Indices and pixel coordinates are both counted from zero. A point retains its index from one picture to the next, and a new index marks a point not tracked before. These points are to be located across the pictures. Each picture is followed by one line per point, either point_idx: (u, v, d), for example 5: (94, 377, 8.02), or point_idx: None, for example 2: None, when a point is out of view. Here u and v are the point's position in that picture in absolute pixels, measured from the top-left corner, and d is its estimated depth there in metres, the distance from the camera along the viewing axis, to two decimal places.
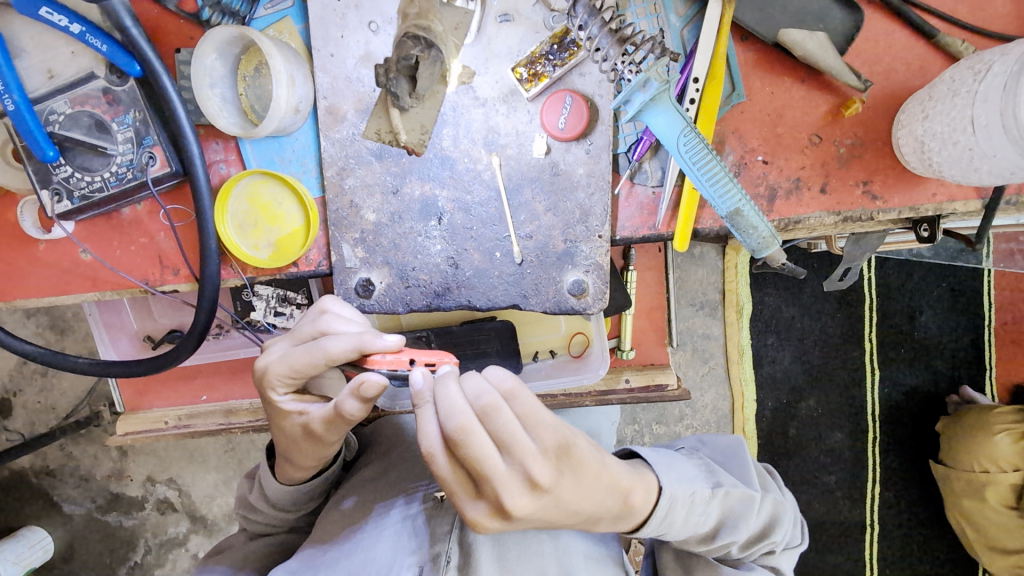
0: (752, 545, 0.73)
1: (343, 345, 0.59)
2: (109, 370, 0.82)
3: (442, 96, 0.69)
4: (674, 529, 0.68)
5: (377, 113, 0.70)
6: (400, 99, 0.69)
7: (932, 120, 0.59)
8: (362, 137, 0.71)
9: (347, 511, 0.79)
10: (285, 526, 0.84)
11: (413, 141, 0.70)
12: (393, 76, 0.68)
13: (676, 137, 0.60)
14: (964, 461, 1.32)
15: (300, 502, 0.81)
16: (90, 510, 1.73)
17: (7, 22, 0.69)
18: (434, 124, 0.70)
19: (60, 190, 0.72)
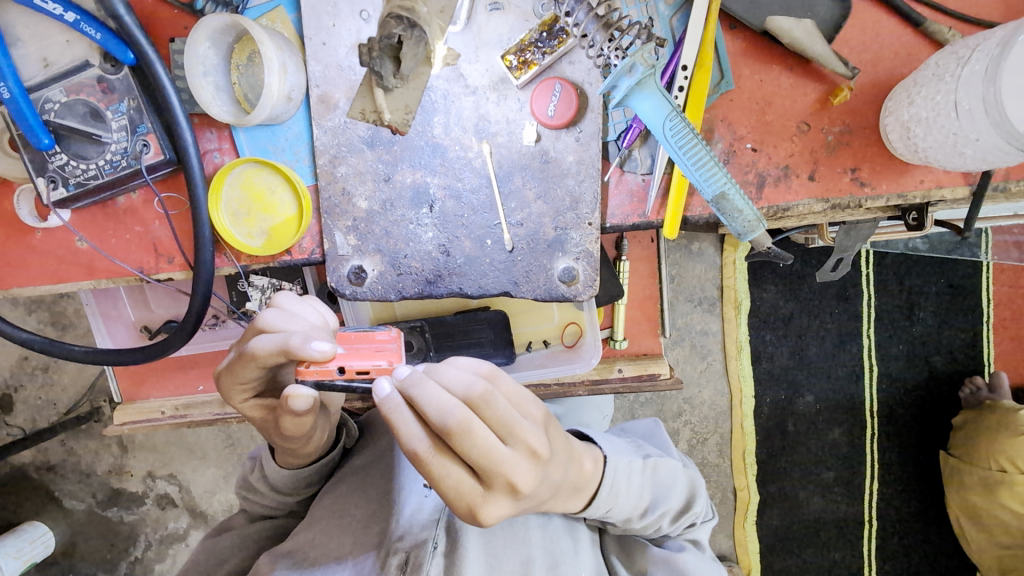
0: (682, 517, 0.79)
1: (268, 347, 0.58)
2: (105, 359, 0.83)
3: (426, 78, 0.70)
4: (618, 505, 0.72)
5: (362, 92, 0.70)
6: (385, 79, 0.69)
7: (917, 105, 0.60)
8: (348, 118, 0.71)
9: (339, 496, 0.80)
10: (286, 508, 0.85)
11: (397, 120, 0.71)
12: (377, 56, 0.68)
13: (662, 122, 0.61)
14: (982, 458, 1.33)
15: (300, 485, 0.82)
16: (91, 505, 1.74)
17: (3, 12, 0.70)
18: (418, 106, 0.70)
19: (55, 177, 0.72)
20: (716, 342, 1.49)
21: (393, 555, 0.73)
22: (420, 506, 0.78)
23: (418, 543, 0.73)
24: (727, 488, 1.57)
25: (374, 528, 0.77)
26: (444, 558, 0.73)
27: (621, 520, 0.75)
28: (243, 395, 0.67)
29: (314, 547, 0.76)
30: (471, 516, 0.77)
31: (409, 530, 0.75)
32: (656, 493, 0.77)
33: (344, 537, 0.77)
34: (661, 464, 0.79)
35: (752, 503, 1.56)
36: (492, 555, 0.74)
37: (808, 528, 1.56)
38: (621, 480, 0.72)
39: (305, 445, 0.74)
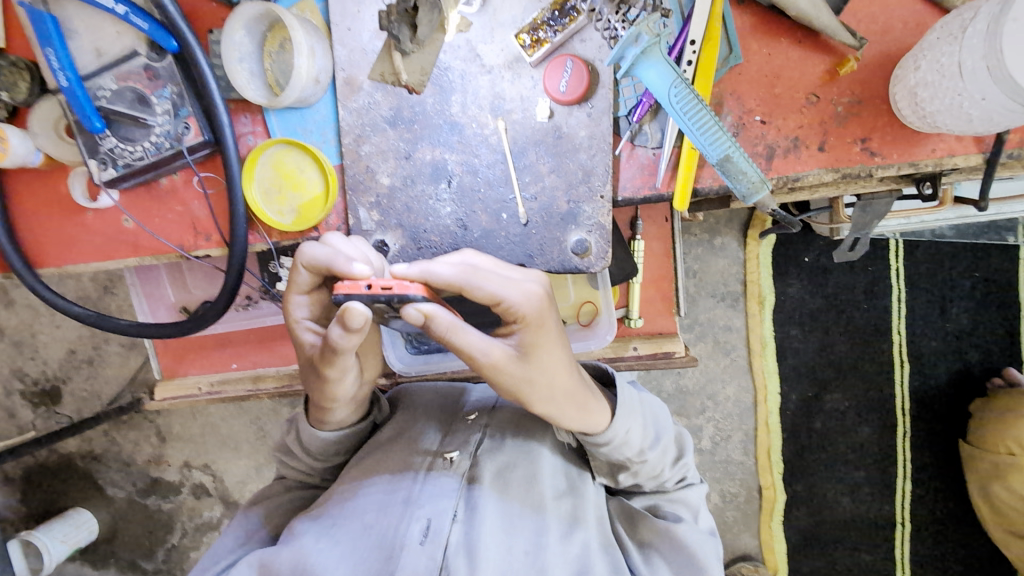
0: (678, 463, 0.84)
1: (318, 254, 0.64)
2: (148, 332, 0.89)
3: (442, 43, 0.74)
4: (634, 425, 0.77)
5: (382, 57, 0.75)
6: (402, 44, 0.73)
7: (922, 70, 0.60)
8: (367, 78, 0.75)
9: (365, 467, 0.81)
10: (318, 472, 0.89)
11: (414, 81, 0.74)
12: (395, 21, 0.72)
13: (668, 89, 0.63)
14: (990, 443, 1.33)
15: (331, 450, 0.85)
16: (132, 493, 1.83)
17: (61, 8, 0.77)
18: (433, 67, 0.74)
19: (106, 159, 0.79)
20: (738, 337, 1.49)
21: (415, 521, 0.73)
22: (442, 478, 0.78)
23: (438, 513, 0.74)
24: (753, 486, 1.56)
25: (395, 497, 0.76)
26: (464, 524, 0.74)
27: (633, 453, 0.78)
28: (304, 316, 0.69)
29: (340, 515, 0.76)
30: (489, 488, 0.78)
31: (432, 500, 0.75)
32: (658, 430, 0.82)
33: (368, 504, 0.76)
34: (654, 405, 0.85)
35: (778, 502, 1.54)
36: (510, 526, 0.76)
37: (837, 528, 1.54)
38: (626, 397, 0.78)
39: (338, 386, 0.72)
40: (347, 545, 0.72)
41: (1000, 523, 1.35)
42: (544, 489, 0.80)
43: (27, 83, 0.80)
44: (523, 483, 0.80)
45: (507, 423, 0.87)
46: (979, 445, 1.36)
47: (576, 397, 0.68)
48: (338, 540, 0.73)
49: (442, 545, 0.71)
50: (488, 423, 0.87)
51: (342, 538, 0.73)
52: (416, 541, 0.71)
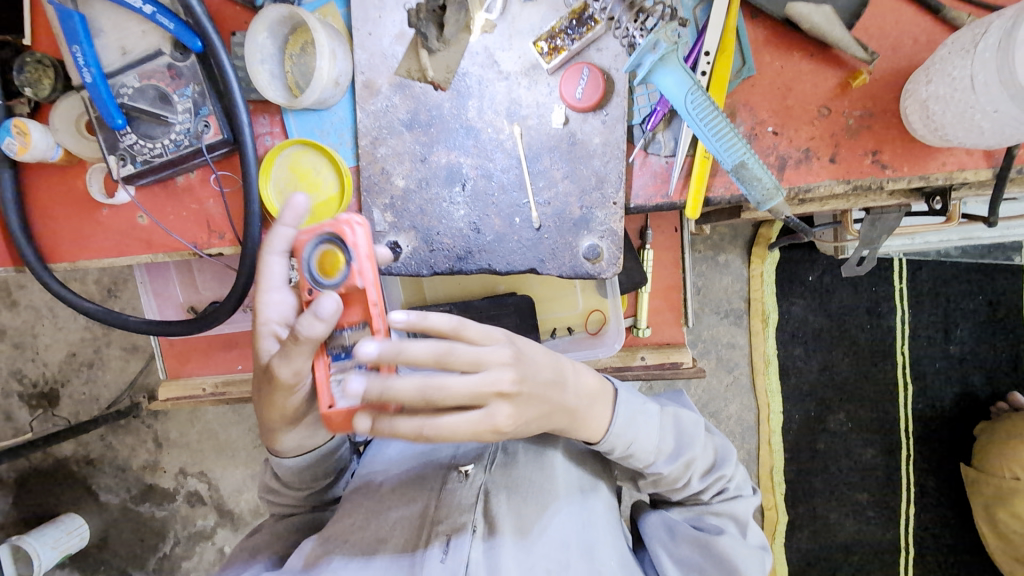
0: (711, 475, 0.81)
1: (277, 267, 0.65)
2: (158, 329, 0.90)
3: (466, 43, 0.75)
4: (640, 437, 0.76)
5: (408, 54, 0.76)
6: (429, 41, 0.75)
7: (935, 83, 0.62)
8: (395, 74, 0.76)
9: (378, 482, 0.81)
10: (306, 503, 0.86)
11: (440, 78, 0.76)
12: (424, 19, 0.74)
13: (684, 95, 0.64)
14: (995, 467, 1.32)
15: (310, 479, 0.83)
16: (125, 500, 1.81)
17: (89, 6, 0.78)
18: (459, 64, 0.75)
19: (125, 155, 0.80)
20: (742, 355, 1.49)
21: (435, 538, 0.73)
22: (457, 493, 0.77)
23: (458, 529, 0.74)
24: (754, 506, 1.54)
25: (415, 513, 0.77)
26: (485, 542, 0.74)
27: (646, 464, 0.77)
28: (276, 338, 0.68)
29: (354, 529, 0.77)
30: (504, 503, 0.77)
31: (450, 516, 0.75)
32: (681, 441, 0.80)
33: (386, 520, 0.77)
34: (681, 414, 0.82)
35: (780, 524, 1.52)
36: (529, 541, 0.75)
37: (839, 552, 1.52)
38: (634, 408, 0.76)
39: (289, 409, 0.71)
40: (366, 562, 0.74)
41: (1006, 550, 1.33)
42: (558, 502, 0.78)
43: (51, 80, 0.82)
44: (536, 496, 0.78)
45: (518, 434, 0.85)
46: (984, 469, 1.34)
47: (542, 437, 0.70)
48: (357, 557, 0.74)
49: (462, 562, 0.72)
50: None
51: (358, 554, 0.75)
52: (436, 559, 0.72)
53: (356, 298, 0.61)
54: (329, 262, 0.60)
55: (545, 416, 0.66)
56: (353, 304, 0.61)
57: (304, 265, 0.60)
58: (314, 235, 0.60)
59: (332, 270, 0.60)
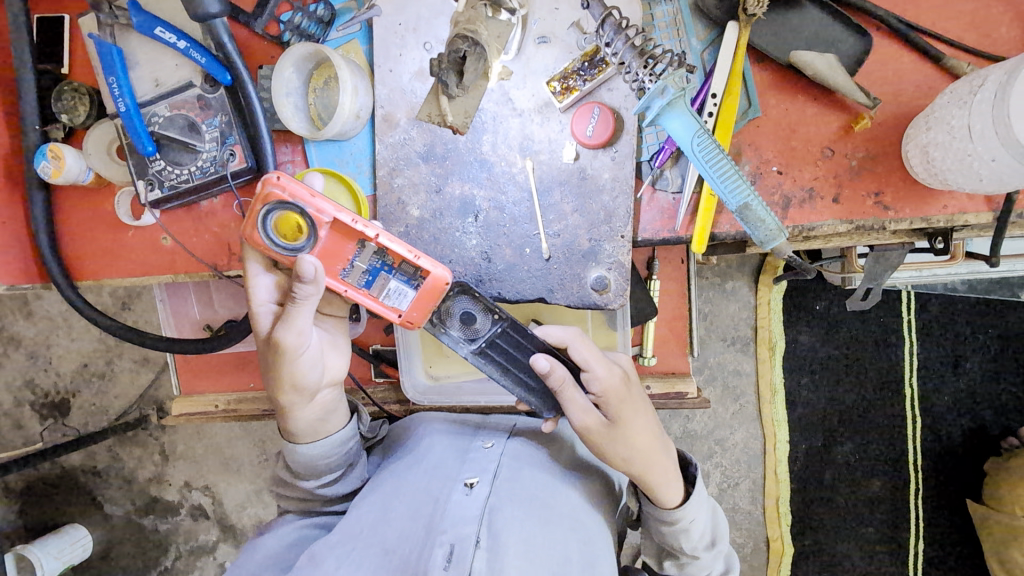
0: None
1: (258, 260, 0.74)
2: (175, 347, 0.93)
3: (485, 90, 0.77)
4: (699, 519, 0.80)
5: (428, 99, 0.79)
6: (449, 89, 0.76)
7: (934, 130, 0.64)
8: (413, 118, 0.80)
9: (385, 494, 0.80)
10: (317, 497, 0.85)
11: (458, 123, 0.78)
12: (445, 68, 0.75)
13: (691, 138, 0.67)
14: (1006, 505, 1.31)
15: (322, 469, 0.82)
16: (130, 511, 1.82)
17: (126, 40, 0.83)
18: (477, 111, 0.78)
19: (153, 180, 0.83)
20: (748, 383, 1.49)
21: (438, 547, 0.70)
22: (461, 505, 0.75)
23: (462, 538, 0.71)
24: (759, 537, 1.53)
25: (418, 523, 0.75)
26: (488, 552, 0.70)
27: (689, 546, 0.80)
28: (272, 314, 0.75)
29: (361, 537, 0.75)
30: (510, 515, 0.74)
31: (455, 525, 0.72)
32: (718, 537, 0.84)
33: (390, 530, 0.75)
34: (721, 515, 0.87)
35: (786, 556, 1.51)
36: (534, 556, 0.72)
37: None
38: (702, 494, 0.82)
39: (299, 379, 0.75)
40: (371, 569, 0.72)
41: None
42: (562, 521, 0.77)
43: (86, 107, 0.87)
44: (540, 513, 0.77)
45: (524, 454, 0.84)
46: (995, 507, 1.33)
47: (649, 461, 0.76)
48: (361, 564, 0.72)
49: (466, 570, 0.68)
50: (504, 451, 0.83)
51: (363, 562, 0.73)
52: (439, 567, 0.68)
53: (333, 230, 0.72)
54: (283, 228, 0.71)
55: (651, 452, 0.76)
56: (338, 236, 0.73)
57: (271, 245, 0.72)
58: (259, 221, 0.71)
59: (292, 230, 0.71)
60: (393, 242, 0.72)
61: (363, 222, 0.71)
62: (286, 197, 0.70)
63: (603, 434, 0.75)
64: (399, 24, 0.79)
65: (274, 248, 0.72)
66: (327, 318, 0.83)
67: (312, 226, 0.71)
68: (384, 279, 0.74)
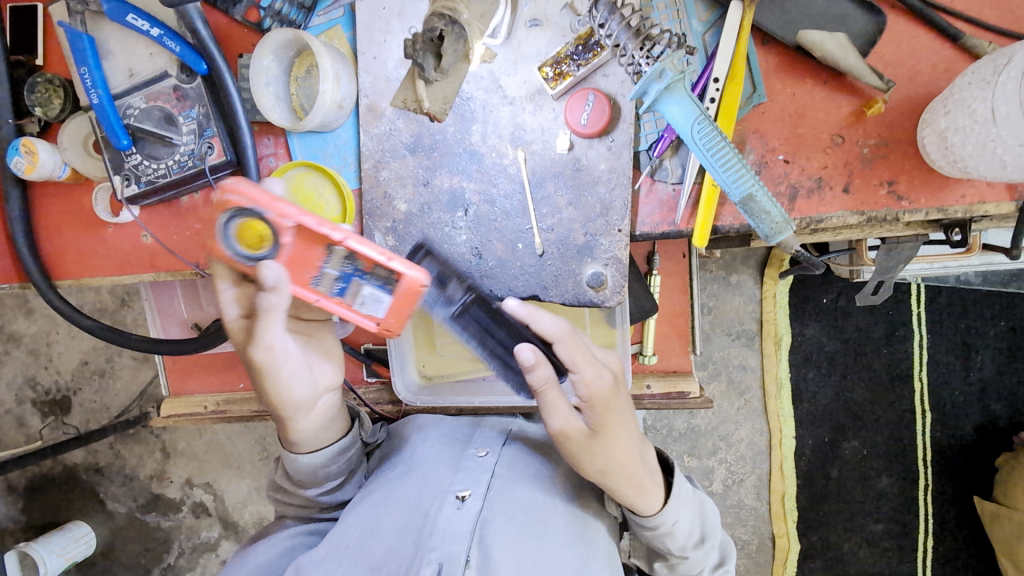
0: (719, 569, 0.83)
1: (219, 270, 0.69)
2: (158, 347, 0.89)
3: (464, 73, 0.74)
4: (683, 518, 0.76)
5: (404, 83, 0.75)
6: (425, 72, 0.74)
7: (953, 114, 0.60)
8: (389, 105, 0.76)
9: (374, 504, 0.77)
10: (317, 504, 0.82)
11: (436, 109, 0.75)
12: (419, 49, 0.73)
13: (690, 125, 0.63)
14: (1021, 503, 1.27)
15: (322, 476, 0.79)
16: (132, 509, 1.81)
17: (99, 28, 0.79)
18: (456, 95, 0.74)
19: (130, 175, 0.80)
20: (755, 378, 1.45)
21: (426, 565, 0.68)
22: (452, 520, 0.72)
23: (451, 557, 0.69)
24: (766, 534, 1.49)
25: (407, 539, 0.73)
26: (478, 569, 0.70)
27: (676, 547, 0.76)
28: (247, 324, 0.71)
29: (349, 551, 0.73)
30: (501, 530, 0.72)
31: (444, 542, 0.71)
32: (706, 531, 0.80)
33: (378, 545, 0.73)
34: (707, 505, 0.83)
35: (792, 553, 1.47)
36: (526, 573, 0.70)
37: None
38: (682, 491, 0.77)
39: (286, 393, 0.72)
40: None
41: None
42: (556, 532, 0.75)
43: (60, 99, 0.83)
44: (533, 528, 0.74)
45: (518, 463, 0.81)
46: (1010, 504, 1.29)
47: (627, 473, 0.71)
48: None
49: None
50: (498, 460, 0.80)
51: None
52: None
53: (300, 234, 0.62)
54: (245, 237, 0.63)
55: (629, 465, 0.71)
56: (306, 242, 0.63)
57: (235, 255, 0.64)
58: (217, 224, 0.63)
59: (256, 240, 0.63)
60: (363, 244, 0.61)
61: (330, 224, 0.61)
62: (245, 203, 0.62)
63: (582, 446, 0.69)
64: (383, 8, 0.75)
65: (236, 258, 0.64)
66: (310, 324, 0.78)
67: (275, 231, 0.62)
68: (358, 285, 0.64)
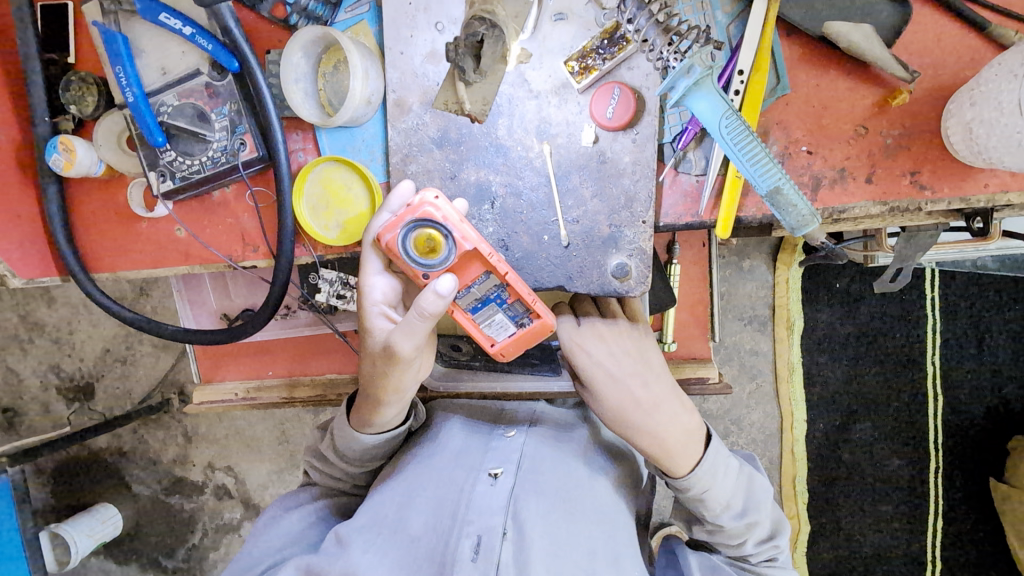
0: (766, 543, 0.83)
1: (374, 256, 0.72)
2: (193, 338, 0.92)
3: (504, 75, 0.75)
4: (717, 486, 0.78)
5: (445, 86, 0.76)
6: (466, 74, 0.74)
7: (980, 106, 0.61)
8: (432, 108, 0.77)
9: (408, 482, 0.79)
10: (348, 479, 0.88)
11: (477, 110, 0.76)
12: (461, 52, 0.74)
13: (719, 120, 0.64)
14: None
15: (369, 458, 0.84)
16: (156, 491, 1.87)
17: (131, 26, 0.81)
18: (496, 99, 0.75)
19: (164, 171, 0.82)
20: (767, 362, 1.47)
21: (465, 538, 0.71)
22: (487, 496, 0.74)
23: (489, 530, 0.71)
24: None
25: (444, 512, 0.75)
26: (514, 544, 0.71)
27: (711, 515, 0.79)
28: (378, 297, 0.73)
29: (388, 523, 0.75)
30: (533, 506, 0.74)
31: (481, 515, 0.72)
32: (748, 504, 0.81)
33: (415, 518, 0.75)
34: (756, 480, 0.84)
35: (802, 534, 1.50)
36: (558, 549, 0.72)
37: (863, 564, 1.50)
38: (718, 459, 0.79)
39: (402, 384, 0.73)
40: (397, 558, 0.72)
41: None
42: (585, 511, 0.77)
43: (94, 97, 0.85)
44: (563, 505, 0.76)
45: (545, 444, 0.82)
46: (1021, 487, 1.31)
47: (623, 426, 0.78)
48: (388, 552, 0.72)
49: (494, 562, 0.69)
50: (526, 440, 0.81)
51: (388, 550, 0.73)
52: (467, 559, 0.69)
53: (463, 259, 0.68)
54: (425, 245, 0.66)
55: (624, 418, 0.78)
56: (466, 264, 0.68)
57: (405, 257, 0.67)
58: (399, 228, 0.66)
59: (433, 249, 0.66)
60: (520, 282, 0.68)
61: (497, 256, 0.67)
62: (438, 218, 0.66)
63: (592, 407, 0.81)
64: (409, 4, 0.76)
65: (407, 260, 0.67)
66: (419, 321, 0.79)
67: (449, 253, 0.66)
68: (493, 310, 0.71)
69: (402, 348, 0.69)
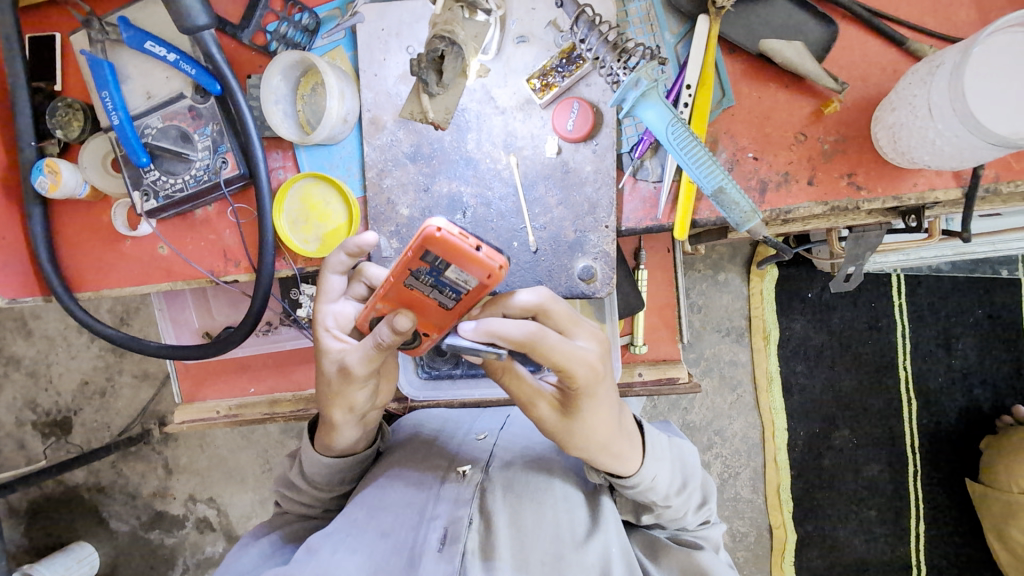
0: (703, 509, 0.82)
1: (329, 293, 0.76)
2: (175, 353, 0.94)
3: (463, 86, 0.80)
4: (661, 471, 0.76)
5: (410, 99, 0.81)
6: (430, 87, 0.79)
7: (898, 111, 0.67)
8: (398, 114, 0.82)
9: (379, 484, 0.81)
10: (320, 505, 0.89)
11: (440, 119, 0.81)
12: (424, 69, 0.77)
13: (665, 127, 0.70)
14: (1001, 485, 1.33)
15: (335, 482, 0.86)
16: (135, 527, 1.83)
17: (117, 55, 0.85)
18: (456, 107, 0.81)
19: (148, 191, 0.86)
20: (745, 372, 1.52)
21: (433, 530, 0.75)
22: (455, 489, 0.79)
23: (456, 521, 0.75)
24: (763, 526, 1.55)
25: (412, 509, 0.78)
26: (480, 532, 0.76)
27: (659, 498, 0.76)
28: (330, 319, 0.74)
29: (357, 521, 0.77)
30: (501, 499, 0.79)
31: (449, 508, 0.77)
32: (686, 476, 0.80)
33: (385, 514, 0.78)
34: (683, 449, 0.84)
35: (788, 542, 1.53)
36: (522, 534, 0.76)
37: (851, 571, 1.52)
38: (653, 444, 0.77)
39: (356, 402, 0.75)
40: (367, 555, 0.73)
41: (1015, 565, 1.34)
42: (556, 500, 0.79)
43: (80, 122, 0.89)
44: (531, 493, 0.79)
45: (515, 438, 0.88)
46: (991, 485, 1.35)
47: (602, 448, 0.70)
48: (357, 548, 0.74)
49: (459, 551, 0.73)
50: (497, 441, 0.87)
51: (358, 547, 0.74)
52: (434, 548, 0.73)
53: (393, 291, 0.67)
54: None
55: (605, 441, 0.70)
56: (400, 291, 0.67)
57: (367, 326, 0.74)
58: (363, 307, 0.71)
59: None
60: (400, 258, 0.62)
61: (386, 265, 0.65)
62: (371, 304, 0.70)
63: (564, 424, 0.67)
64: (382, 30, 0.81)
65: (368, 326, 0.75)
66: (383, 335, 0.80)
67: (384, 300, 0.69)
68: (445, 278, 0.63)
69: (356, 369, 0.71)
